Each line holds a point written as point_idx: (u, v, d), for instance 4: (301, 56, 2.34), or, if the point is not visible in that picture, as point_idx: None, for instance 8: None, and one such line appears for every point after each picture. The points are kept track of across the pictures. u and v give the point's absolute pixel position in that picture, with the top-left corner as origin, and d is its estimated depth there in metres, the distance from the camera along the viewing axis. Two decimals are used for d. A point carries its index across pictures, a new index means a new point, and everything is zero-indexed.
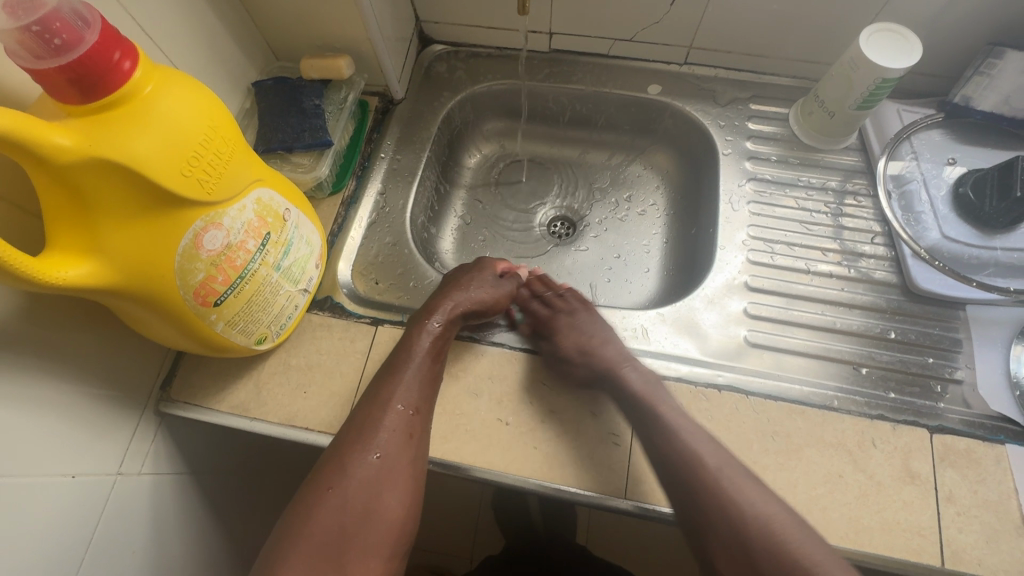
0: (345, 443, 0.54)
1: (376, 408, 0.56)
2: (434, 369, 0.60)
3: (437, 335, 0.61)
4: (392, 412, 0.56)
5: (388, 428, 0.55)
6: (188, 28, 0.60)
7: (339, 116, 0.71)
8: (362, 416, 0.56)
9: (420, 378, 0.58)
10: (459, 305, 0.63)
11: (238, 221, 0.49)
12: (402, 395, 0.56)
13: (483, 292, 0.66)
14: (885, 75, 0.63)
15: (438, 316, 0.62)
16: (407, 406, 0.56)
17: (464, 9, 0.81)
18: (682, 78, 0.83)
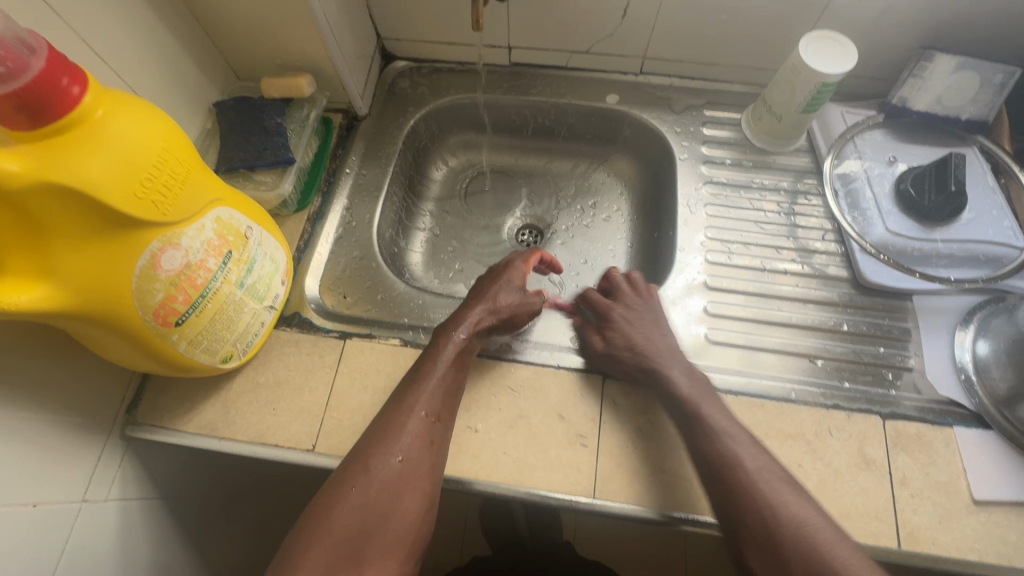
0: (368, 445, 0.54)
1: (398, 411, 0.56)
2: (456, 381, 0.59)
3: (461, 344, 0.60)
4: (415, 416, 0.55)
5: (412, 431, 0.54)
6: (145, 52, 0.60)
7: (302, 133, 0.71)
8: (386, 420, 0.55)
9: (444, 387, 0.58)
10: (484, 318, 0.63)
11: (197, 240, 0.50)
12: (426, 402, 0.56)
13: (508, 305, 0.64)
14: (825, 80, 0.67)
15: (464, 328, 0.61)
16: (430, 413, 0.56)
17: (424, 26, 0.83)
18: (638, 88, 0.85)
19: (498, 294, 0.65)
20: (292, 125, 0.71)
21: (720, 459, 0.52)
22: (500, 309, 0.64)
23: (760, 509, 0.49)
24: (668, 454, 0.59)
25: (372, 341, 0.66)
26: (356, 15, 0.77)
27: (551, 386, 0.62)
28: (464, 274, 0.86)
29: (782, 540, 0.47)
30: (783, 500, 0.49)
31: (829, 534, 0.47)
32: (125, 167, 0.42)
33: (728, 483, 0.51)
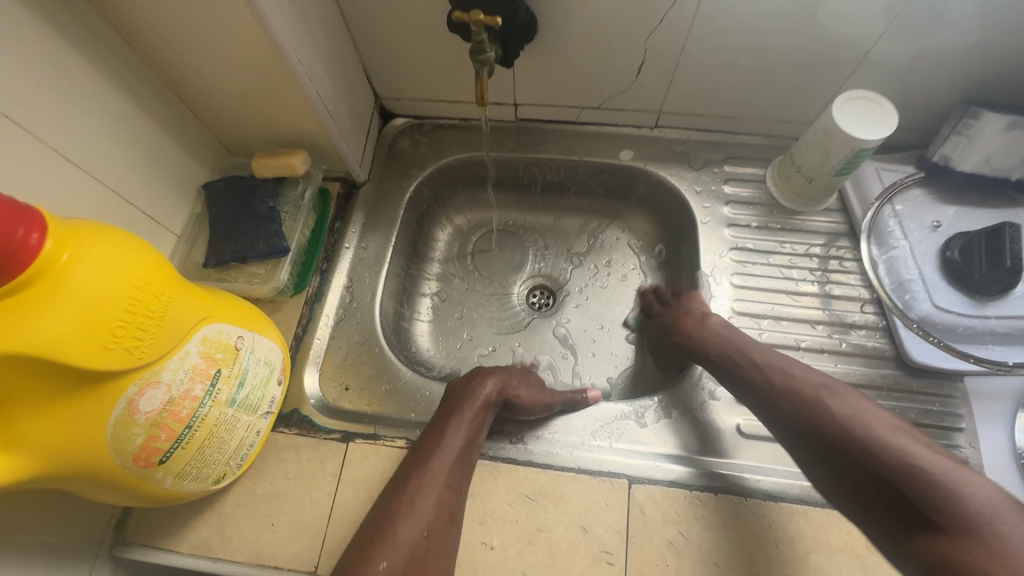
0: (390, 512, 0.52)
1: (420, 476, 0.54)
2: (472, 447, 0.58)
3: (482, 406, 0.60)
4: (437, 485, 0.54)
5: (436, 499, 0.53)
6: (126, 146, 0.56)
7: (297, 215, 0.66)
8: (409, 486, 0.54)
9: (462, 453, 0.57)
10: (507, 386, 0.63)
11: (181, 371, 0.45)
12: (447, 469, 0.55)
13: (529, 387, 0.64)
14: (862, 145, 0.61)
15: (487, 389, 0.61)
16: (449, 482, 0.54)
17: (424, 86, 0.78)
18: (653, 142, 0.80)
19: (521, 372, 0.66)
20: (286, 207, 0.66)
21: (783, 398, 0.57)
22: (521, 384, 0.64)
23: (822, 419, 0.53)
24: (703, 571, 0.54)
25: (376, 444, 0.61)
26: (352, 81, 0.72)
27: (572, 493, 0.57)
28: (472, 344, 0.82)
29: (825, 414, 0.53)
30: (842, 403, 0.53)
31: (886, 425, 0.50)
32: (94, 316, 0.37)
33: (788, 407, 0.56)
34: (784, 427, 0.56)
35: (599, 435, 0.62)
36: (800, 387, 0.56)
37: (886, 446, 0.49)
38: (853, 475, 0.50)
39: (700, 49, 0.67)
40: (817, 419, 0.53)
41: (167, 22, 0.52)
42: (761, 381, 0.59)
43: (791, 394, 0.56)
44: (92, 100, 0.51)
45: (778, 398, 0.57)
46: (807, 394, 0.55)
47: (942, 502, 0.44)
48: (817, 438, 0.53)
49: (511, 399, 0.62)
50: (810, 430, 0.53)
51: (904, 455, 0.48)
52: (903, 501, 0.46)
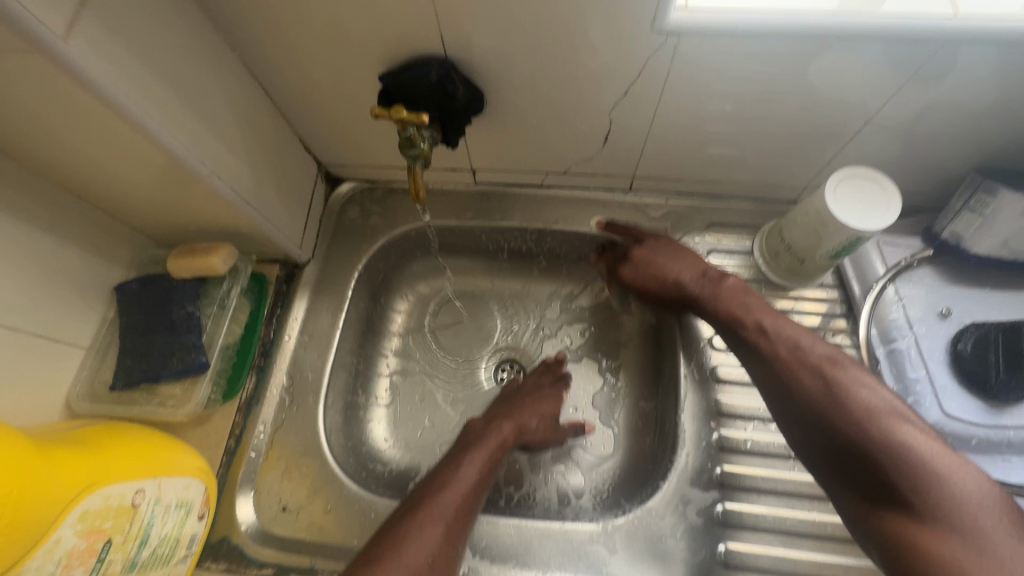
0: (395, 540, 0.50)
1: (428, 505, 0.53)
2: (485, 481, 0.57)
3: (499, 448, 0.60)
4: (445, 516, 0.52)
5: (443, 530, 0.51)
6: (9, 269, 0.49)
7: (221, 319, 0.60)
8: (420, 512, 0.52)
9: (474, 487, 0.56)
10: (523, 429, 0.64)
11: (47, 567, 0.39)
12: (457, 497, 0.54)
13: (540, 424, 0.65)
14: (859, 235, 0.53)
15: (506, 432, 0.62)
16: (458, 513, 0.53)
17: (371, 154, 0.70)
18: (628, 208, 0.72)
19: (536, 407, 0.66)
20: (208, 310, 0.60)
21: (789, 392, 0.52)
22: (535, 424, 0.65)
23: (834, 413, 0.49)
24: None
25: None
26: (283, 158, 0.64)
27: None
28: (433, 430, 0.74)
29: (834, 389, 0.50)
30: (861, 401, 0.49)
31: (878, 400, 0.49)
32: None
33: (796, 398, 0.52)
34: (792, 426, 0.52)
35: (565, 565, 0.56)
36: (809, 378, 0.52)
37: (901, 453, 0.45)
38: (854, 476, 0.47)
39: (673, 118, 0.59)
40: (827, 416, 0.49)
41: (37, 136, 0.44)
42: (765, 370, 0.55)
43: (800, 383, 0.52)
44: None
45: (790, 394, 0.52)
46: (822, 385, 0.51)
47: (946, 516, 0.42)
48: (825, 434, 0.49)
49: (525, 439, 0.64)
50: (817, 426, 0.50)
51: (916, 461, 0.45)
52: (900, 506, 0.44)
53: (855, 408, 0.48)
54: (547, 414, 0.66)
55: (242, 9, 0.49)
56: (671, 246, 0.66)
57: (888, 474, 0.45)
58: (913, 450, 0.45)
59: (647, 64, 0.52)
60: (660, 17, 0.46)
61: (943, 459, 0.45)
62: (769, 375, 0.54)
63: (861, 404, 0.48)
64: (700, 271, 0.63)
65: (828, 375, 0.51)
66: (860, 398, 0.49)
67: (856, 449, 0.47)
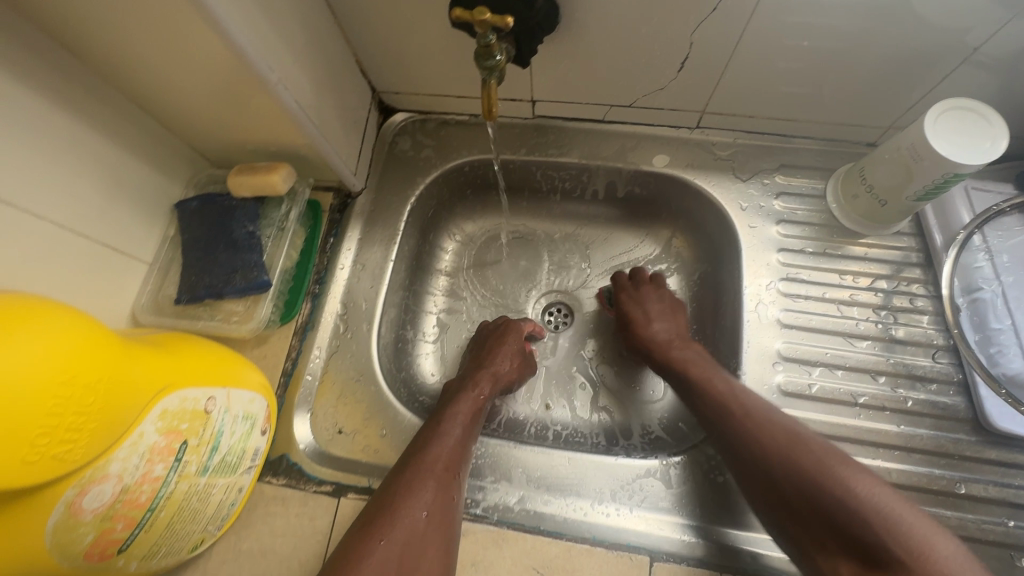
0: (392, 496, 0.49)
1: (417, 462, 0.52)
2: (471, 433, 0.57)
3: (479, 400, 0.60)
4: (436, 470, 0.52)
5: (436, 481, 0.51)
6: (76, 171, 0.48)
7: (281, 240, 0.60)
8: (410, 470, 0.51)
9: (461, 440, 0.55)
10: (497, 374, 0.64)
11: (133, 458, 0.39)
12: (445, 454, 0.53)
13: (514, 362, 0.66)
14: (958, 171, 0.49)
15: (484, 385, 0.62)
16: (448, 464, 0.53)
17: (428, 81, 0.67)
18: (694, 146, 0.69)
19: (505, 352, 0.66)
20: (268, 231, 0.60)
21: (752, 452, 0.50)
22: (507, 367, 0.65)
23: (800, 471, 0.46)
24: None
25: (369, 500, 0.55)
26: (341, 79, 0.62)
27: (585, 568, 0.51)
28: None
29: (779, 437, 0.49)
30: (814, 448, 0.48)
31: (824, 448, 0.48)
32: (8, 421, 0.31)
33: (758, 457, 0.49)
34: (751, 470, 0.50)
35: (619, 497, 0.55)
36: (767, 435, 0.50)
37: (871, 510, 0.42)
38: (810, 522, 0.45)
39: (759, 45, 0.55)
40: (788, 474, 0.47)
41: (103, 27, 0.42)
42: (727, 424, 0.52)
43: (761, 439, 0.49)
44: (25, 126, 0.43)
45: (751, 453, 0.50)
46: (784, 440, 0.49)
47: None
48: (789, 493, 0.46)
49: (500, 384, 0.64)
50: (780, 491, 0.47)
51: (887, 518, 0.42)
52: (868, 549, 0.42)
53: (816, 461, 0.46)
54: (513, 353, 0.67)
55: None
56: (670, 306, 0.68)
57: (862, 529, 0.42)
58: (883, 507, 0.42)
59: None
60: None
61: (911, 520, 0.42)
62: (725, 424, 0.52)
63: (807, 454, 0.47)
64: (670, 331, 0.66)
65: (778, 433, 0.49)
66: (818, 450, 0.47)
67: (820, 508, 0.44)
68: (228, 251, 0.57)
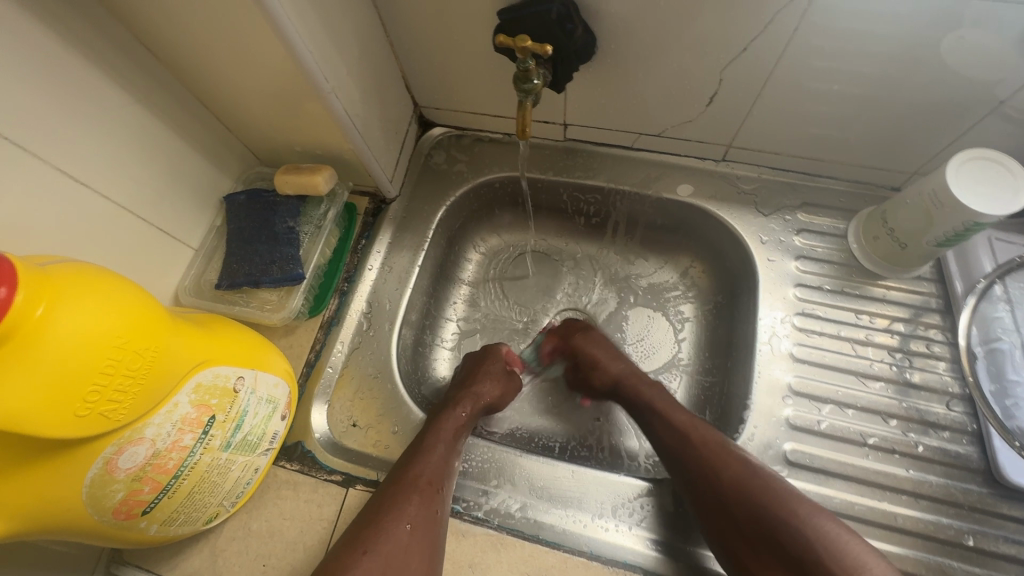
0: (377, 510, 0.51)
1: (401, 480, 0.54)
2: (454, 452, 0.58)
3: (462, 418, 0.61)
4: (418, 486, 0.53)
5: (418, 495, 0.52)
6: (141, 159, 0.53)
7: (317, 238, 0.64)
8: (394, 488, 0.53)
9: (445, 457, 0.57)
10: (479, 394, 0.64)
11: (167, 425, 0.42)
12: (428, 471, 0.54)
13: (501, 385, 0.67)
14: (978, 220, 0.50)
15: (465, 404, 0.63)
16: (432, 478, 0.54)
17: (466, 100, 0.71)
18: (718, 179, 0.70)
19: (486, 375, 0.67)
20: (306, 228, 0.64)
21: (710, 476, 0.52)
22: (490, 387, 0.66)
23: (751, 494, 0.50)
24: None
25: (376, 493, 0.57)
26: (386, 91, 0.66)
27: None
28: None
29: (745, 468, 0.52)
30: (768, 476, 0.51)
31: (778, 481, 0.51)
32: (64, 374, 0.34)
33: (711, 481, 0.52)
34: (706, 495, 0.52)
35: (619, 514, 0.56)
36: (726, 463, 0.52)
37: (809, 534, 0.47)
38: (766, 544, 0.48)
39: (787, 86, 0.57)
40: (740, 499, 0.50)
41: (182, 32, 0.47)
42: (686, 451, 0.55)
43: (720, 465, 0.52)
44: (100, 116, 0.48)
45: (712, 477, 0.52)
46: (739, 469, 0.52)
47: None
48: (741, 515, 0.50)
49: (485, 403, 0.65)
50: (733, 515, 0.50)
51: (829, 544, 0.46)
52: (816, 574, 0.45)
53: (767, 489, 0.50)
54: (495, 373, 0.68)
55: None
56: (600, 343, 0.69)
57: (806, 552, 0.46)
58: (826, 535, 0.46)
59: (774, 20, 0.50)
60: None
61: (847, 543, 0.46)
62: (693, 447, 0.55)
63: (766, 489, 0.50)
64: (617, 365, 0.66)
65: (736, 461, 0.52)
66: (769, 480, 0.51)
67: (771, 531, 0.48)
68: (266, 245, 0.60)
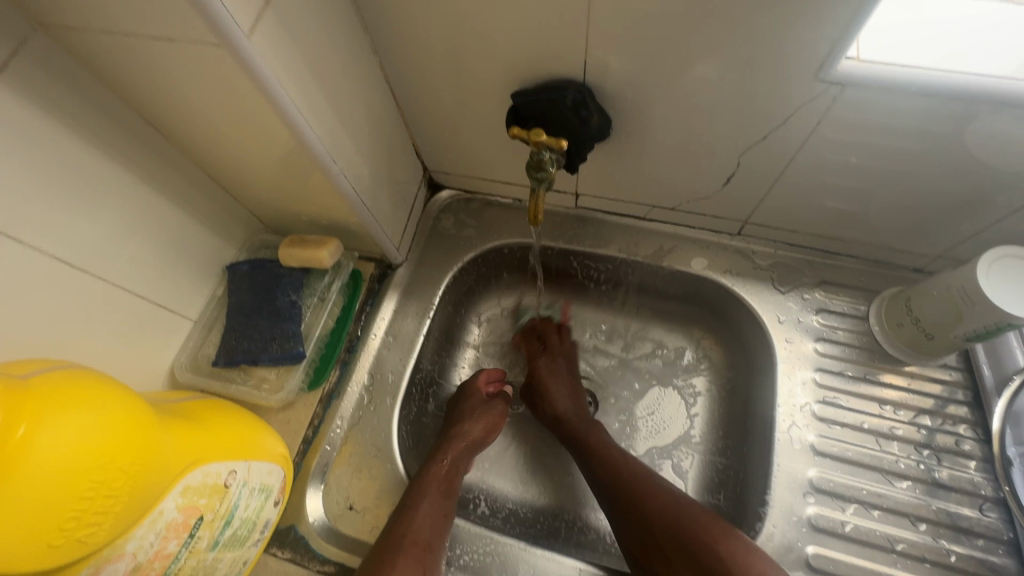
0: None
1: (388, 542, 0.52)
2: (441, 505, 0.56)
3: (446, 466, 0.60)
4: (407, 548, 0.51)
5: (407, 556, 0.50)
6: (143, 237, 0.52)
7: (320, 310, 0.63)
8: (383, 551, 0.51)
9: (432, 512, 0.55)
10: (461, 435, 0.63)
11: (150, 536, 0.39)
12: (415, 530, 0.52)
13: (485, 416, 0.65)
14: (1011, 321, 0.48)
15: (449, 450, 0.61)
16: (419, 537, 0.52)
17: (476, 167, 0.70)
18: (733, 253, 0.69)
19: (468, 417, 0.65)
20: (309, 300, 0.63)
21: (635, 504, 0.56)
22: (474, 428, 0.64)
23: (664, 518, 0.54)
24: None
25: None
26: (396, 160, 0.65)
27: None
28: (493, 446, 0.71)
29: (652, 493, 0.56)
30: (673, 496, 0.56)
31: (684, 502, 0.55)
32: (25, 508, 0.31)
33: (635, 504, 0.56)
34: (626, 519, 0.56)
35: None
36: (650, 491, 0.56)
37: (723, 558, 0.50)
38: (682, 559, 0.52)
39: (806, 172, 0.55)
40: (654, 521, 0.54)
41: (191, 114, 0.47)
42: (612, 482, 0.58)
43: (639, 494, 0.56)
44: (102, 199, 0.47)
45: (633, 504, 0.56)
46: (651, 491, 0.56)
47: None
48: (665, 544, 0.53)
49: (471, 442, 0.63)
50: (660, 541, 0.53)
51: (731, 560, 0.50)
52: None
53: (674, 511, 0.54)
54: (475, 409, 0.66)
55: (393, 18, 0.50)
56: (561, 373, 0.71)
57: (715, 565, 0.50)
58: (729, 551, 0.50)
59: (795, 112, 0.48)
60: (828, 65, 0.43)
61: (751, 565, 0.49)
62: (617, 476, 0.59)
63: (672, 509, 0.54)
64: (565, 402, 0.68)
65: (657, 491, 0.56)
66: (675, 502, 0.55)
67: (691, 557, 0.51)
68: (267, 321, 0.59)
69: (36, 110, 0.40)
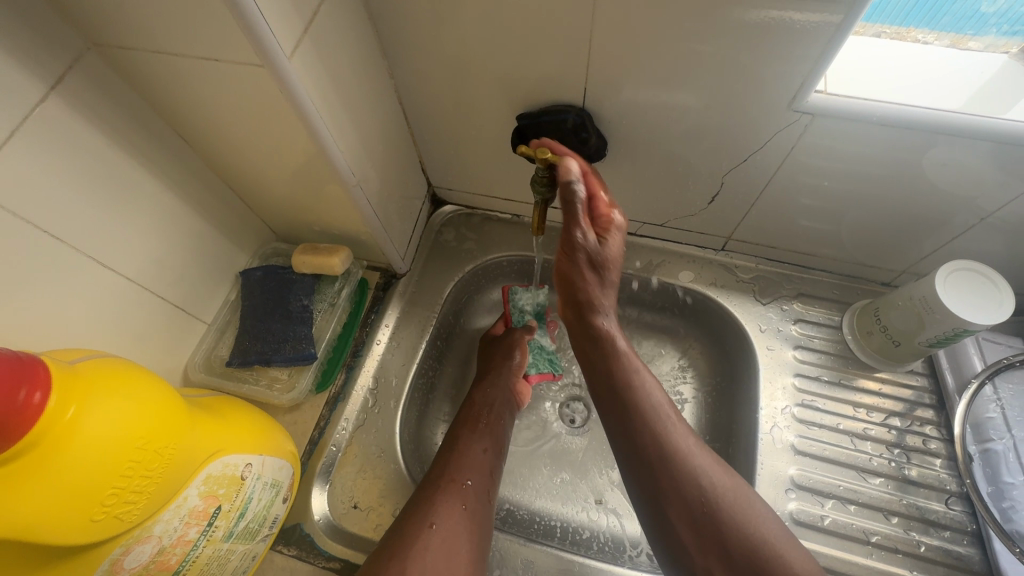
0: (409, 513, 0.54)
1: (432, 481, 0.57)
2: (481, 443, 0.62)
3: (485, 408, 0.66)
4: (448, 483, 0.57)
5: (449, 488, 0.56)
6: (168, 241, 0.55)
7: (331, 315, 0.67)
8: (426, 491, 0.56)
9: (473, 451, 0.61)
10: (498, 373, 0.70)
11: (174, 521, 0.41)
12: (457, 467, 0.59)
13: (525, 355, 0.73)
14: (967, 327, 0.53)
15: (488, 391, 0.68)
16: (459, 474, 0.58)
17: (478, 184, 0.75)
18: (718, 267, 0.74)
19: (503, 359, 0.72)
20: (320, 305, 0.66)
21: (660, 438, 0.54)
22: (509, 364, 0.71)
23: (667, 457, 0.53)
24: None
25: None
26: (404, 176, 0.69)
27: None
28: None
29: (658, 427, 0.55)
30: (677, 435, 0.54)
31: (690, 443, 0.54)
32: (64, 486, 0.33)
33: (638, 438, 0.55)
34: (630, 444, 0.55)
35: None
36: (674, 434, 0.54)
37: (743, 509, 0.50)
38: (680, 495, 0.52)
39: (783, 192, 0.61)
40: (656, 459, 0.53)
41: (221, 128, 0.50)
42: (639, 422, 0.55)
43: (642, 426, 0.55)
44: (134, 205, 0.50)
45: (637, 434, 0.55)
46: (656, 429, 0.54)
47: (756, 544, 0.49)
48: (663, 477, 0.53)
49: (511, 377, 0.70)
50: (665, 471, 0.53)
51: (733, 505, 0.50)
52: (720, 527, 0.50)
53: (679, 452, 0.53)
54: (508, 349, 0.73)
55: (411, 48, 0.55)
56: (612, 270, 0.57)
57: (715, 508, 0.50)
58: (730, 497, 0.51)
59: (772, 138, 0.54)
60: (800, 97, 0.49)
61: (769, 520, 0.50)
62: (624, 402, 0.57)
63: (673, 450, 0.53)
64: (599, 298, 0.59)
65: (681, 430, 0.55)
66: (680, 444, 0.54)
67: (686, 497, 0.52)
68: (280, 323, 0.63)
69: (84, 122, 0.44)
